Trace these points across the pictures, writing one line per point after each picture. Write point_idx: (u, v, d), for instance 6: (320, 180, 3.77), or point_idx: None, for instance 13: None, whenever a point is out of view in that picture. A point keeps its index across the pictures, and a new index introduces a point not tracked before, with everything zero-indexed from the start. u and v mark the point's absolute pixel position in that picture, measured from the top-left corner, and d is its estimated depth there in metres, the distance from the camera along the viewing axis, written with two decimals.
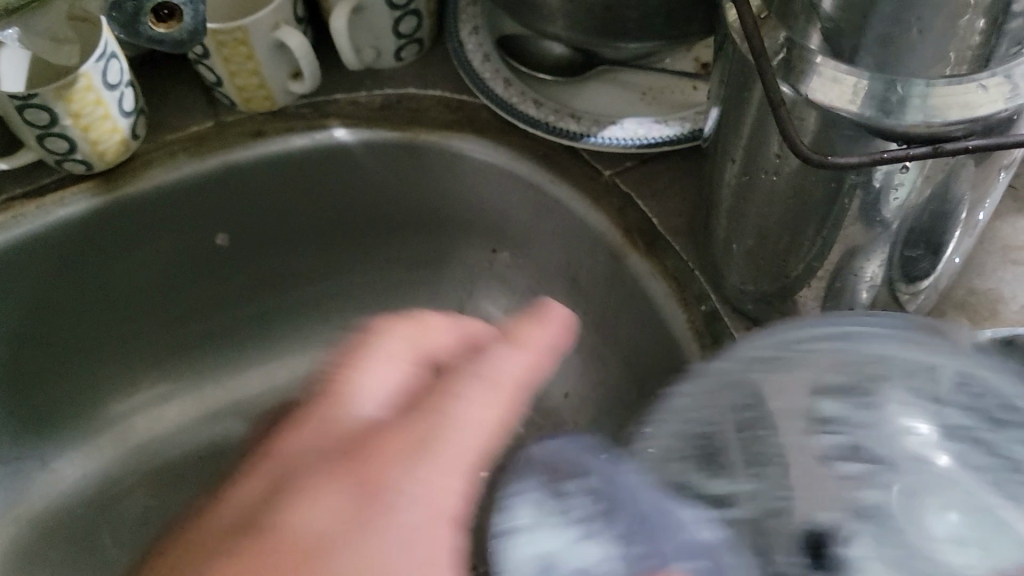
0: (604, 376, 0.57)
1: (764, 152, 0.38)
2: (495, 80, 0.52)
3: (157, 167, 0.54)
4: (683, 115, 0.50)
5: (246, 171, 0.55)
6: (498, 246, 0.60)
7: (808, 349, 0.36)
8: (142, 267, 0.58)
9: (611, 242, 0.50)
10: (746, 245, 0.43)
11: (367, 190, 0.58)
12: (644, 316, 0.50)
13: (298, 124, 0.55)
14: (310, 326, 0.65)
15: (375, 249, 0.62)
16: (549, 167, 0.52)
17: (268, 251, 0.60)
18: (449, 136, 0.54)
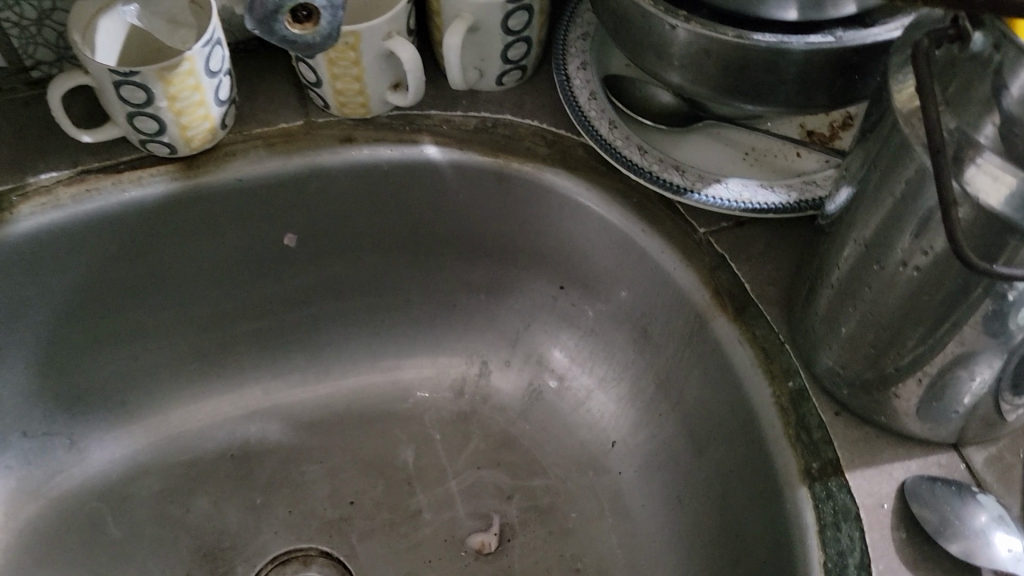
0: (660, 432, 0.56)
1: (896, 243, 0.37)
2: (600, 121, 0.51)
3: (240, 158, 0.52)
4: (789, 183, 0.49)
5: (329, 176, 0.54)
6: (567, 283, 0.59)
7: (946, 523, 0.40)
8: (204, 257, 0.56)
9: (697, 302, 0.49)
10: (850, 331, 0.42)
11: (445, 210, 0.57)
12: (720, 381, 0.49)
13: (389, 135, 0.54)
14: (360, 338, 0.64)
15: (440, 268, 0.61)
16: (641, 217, 0.51)
17: (333, 258, 0.59)
18: (541, 169, 0.53)
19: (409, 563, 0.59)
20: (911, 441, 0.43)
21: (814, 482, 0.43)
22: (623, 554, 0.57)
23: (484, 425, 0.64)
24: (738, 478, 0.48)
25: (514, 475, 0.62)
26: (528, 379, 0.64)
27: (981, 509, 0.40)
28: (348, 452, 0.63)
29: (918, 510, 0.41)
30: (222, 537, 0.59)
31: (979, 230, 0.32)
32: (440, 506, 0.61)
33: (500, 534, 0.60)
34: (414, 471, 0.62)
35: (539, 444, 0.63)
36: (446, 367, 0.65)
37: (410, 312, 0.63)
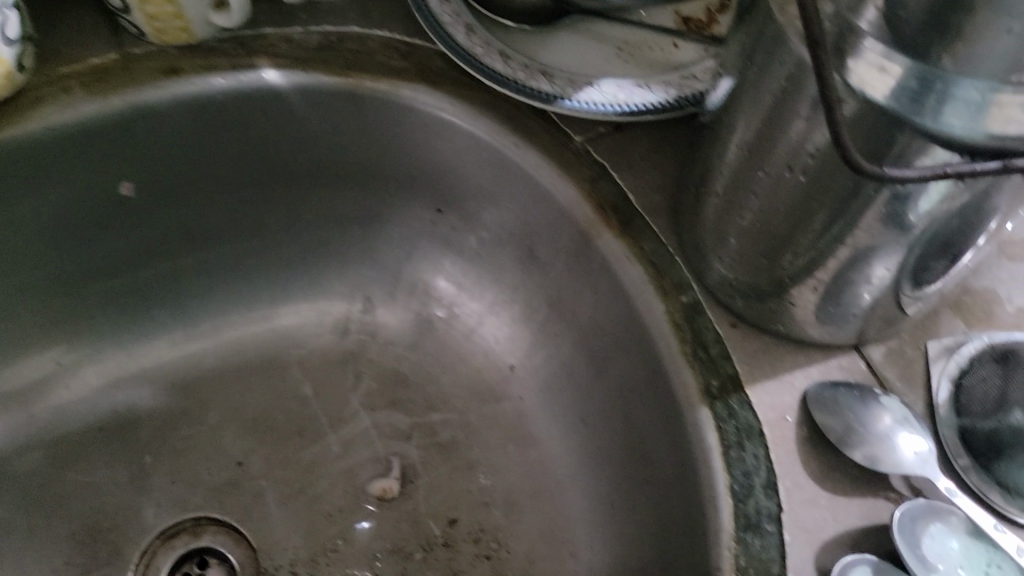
0: (557, 353, 0.53)
1: (780, 143, 0.34)
2: (455, 27, 0.45)
3: (48, 105, 0.45)
4: (667, 79, 0.45)
5: (157, 114, 0.47)
6: (443, 206, 0.54)
7: (846, 432, 0.38)
8: (28, 219, 0.49)
9: (580, 218, 0.45)
10: (739, 238, 0.39)
11: (299, 138, 0.51)
12: (611, 300, 0.46)
13: (220, 61, 0.47)
14: (228, 287, 0.59)
15: (304, 203, 0.55)
16: (511, 129, 0.47)
17: (180, 204, 0.53)
18: (397, 85, 0.47)
19: (310, 519, 0.55)
20: (810, 345, 0.41)
21: (715, 402, 0.40)
22: (533, 482, 0.55)
23: (375, 364, 0.60)
24: (638, 400, 0.45)
25: (412, 412, 0.59)
26: (415, 311, 0.60)
27: (880, 412, 0.39)
28: (230, 409, 0.58)
29: (818, 421, 0.39)
30: (100, 519, 0.54)
31: (869, 125, 0.29)
32: (336, 455, 0.57)
33: (403, 477, 0.57)
34: (304, 421, 0.58)
35: (435, 377, 0.59)
36: (326, 307, 0.60)
37: (279, 253, 0.58)
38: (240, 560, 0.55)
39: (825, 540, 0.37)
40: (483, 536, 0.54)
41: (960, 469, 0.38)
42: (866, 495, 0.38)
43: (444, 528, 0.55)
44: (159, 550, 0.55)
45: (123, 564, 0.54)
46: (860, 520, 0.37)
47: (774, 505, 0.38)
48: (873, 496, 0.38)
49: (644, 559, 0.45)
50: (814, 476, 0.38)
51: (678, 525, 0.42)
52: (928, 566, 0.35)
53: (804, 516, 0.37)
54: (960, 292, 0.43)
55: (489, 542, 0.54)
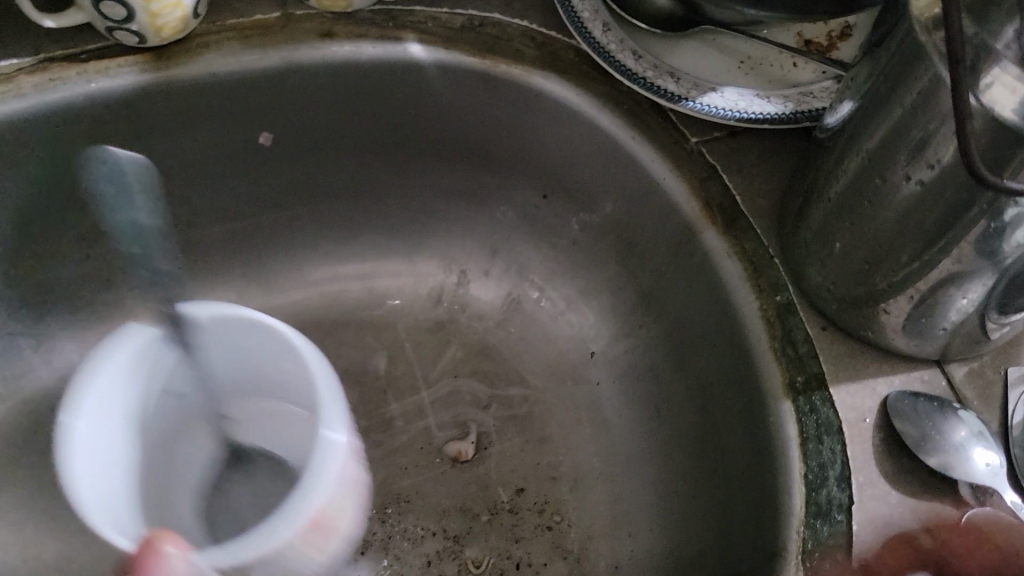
0: (640, 343, 0.56)
1: (899, 155, 0.36)
2: (593, 23, 0.49)
3: (214, 52, 0.49)
4: (786, 94, 0.48)
5: (307, 74, 0.51)
6: (549, 191, 0.57)
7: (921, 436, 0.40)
8: (178, 156, 0.53)
9: (687, 214, 0.48)
10: (842, 244, 0.41)
11: (430, 112, 0.55)
12: (705, 294, 0.48)
13: (371, 31, 0.51)
14: (336, 244, 0.63)
15: (421, 174, 0.59)
16: (631, 123, 0.50)
17: (312, 160, 0.57)
18: (530, 72, 0.51)
19: (387, 470, 0.59)
20: (895, 356, 0.44)
21: (798, 396, 0.43)
22: (601, 464, 0.58)
23: (463, 334, 0.63)
24: (720, 391, 0.48)
25: (492, 384, 0.62)
26: (508, 290, 0.63)
27: (954, 422, 0.41)
28: (325, 358, 0.62)
29: (895, 424, 0.41)
30: None
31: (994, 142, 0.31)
32: (418, 414, 0.61)
33: (477, 443, 0.60)
34: (390, 380, 0.62)
35: (517, 354, 0.62)
36: (424, 275, 0.64)
37: (388, 218, 0.62)
38: None
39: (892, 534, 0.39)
40: (547, 508, 0.57)
41: None
42: (933, 500, 0.40)
43: (510, 495, 0.58)
44: None
45: None
46: (926, 521, 0.39)
47: (845, 496, 0.40)
48: (941, 502, 0.40)
49: (705, 541, 0.48)
50: (887, 476, 0.41)
51: (747, 509, 0.44)
52: None
53: (873, 511, 0.40)
54: None
55: (551, 513, 0.57)
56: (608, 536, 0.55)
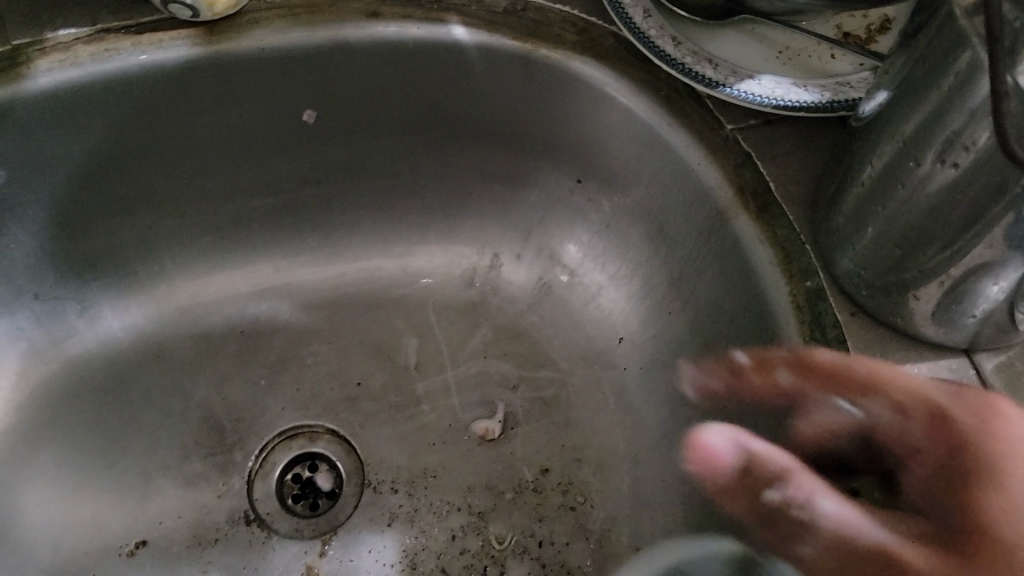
0: (669, 329, 0.57)
1: (935, 140, 0.37)
2: (635, 9, 0.50)
3: (265, 28, 0.51)
4: (823, 83, 0.48)
5: (353, 52, 0.52)
6: (584, 177, 0.58)
7: None
8: (224, 130, 0.55)
9: (720, 199, 0.49)
10: (873, 230, 0.42)
11: (470, 95, 0.56)
12: (736, 279, 0.49)
13: (417, 13, 0.52)
14: (373, 223, 0.64)
15: (460, 156, 0.60)
16: (667, 109, 0.51)
17: (354, 139, 0.58)
18: (571, 57, 0.52)
19: (415, 446, 0.60)
20: (923, 344, 0.44)
21: None
22: (625, 447, 0.59)
23: (493, 316, 0.64)
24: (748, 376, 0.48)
25: (521, 366, 0.63)
26: (539, 273, 0.64)
27: None
28: (358, 334, 0.63)
29: None
30: (230, 410, 0.60)
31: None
32: (447, 392, 0.62)
33: (504, 422, 0.61)
34: (421, 358, 0.63)
35: (546, 337, 0.63)
36: (457, 257, 0.65)
37: (425, 199, 0.63)
38: (347, 470, 0.59)
39: None
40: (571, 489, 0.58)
41: None
42: None
43: (535, 475, 0.59)
44: (277, 447, 0.60)
45: (244, 454, 0.59)
46: None
47: None
48: None
49: None
50: None
51: None
52: None
53: None
54: None
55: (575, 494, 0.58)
56: (631, 519, 0.56)
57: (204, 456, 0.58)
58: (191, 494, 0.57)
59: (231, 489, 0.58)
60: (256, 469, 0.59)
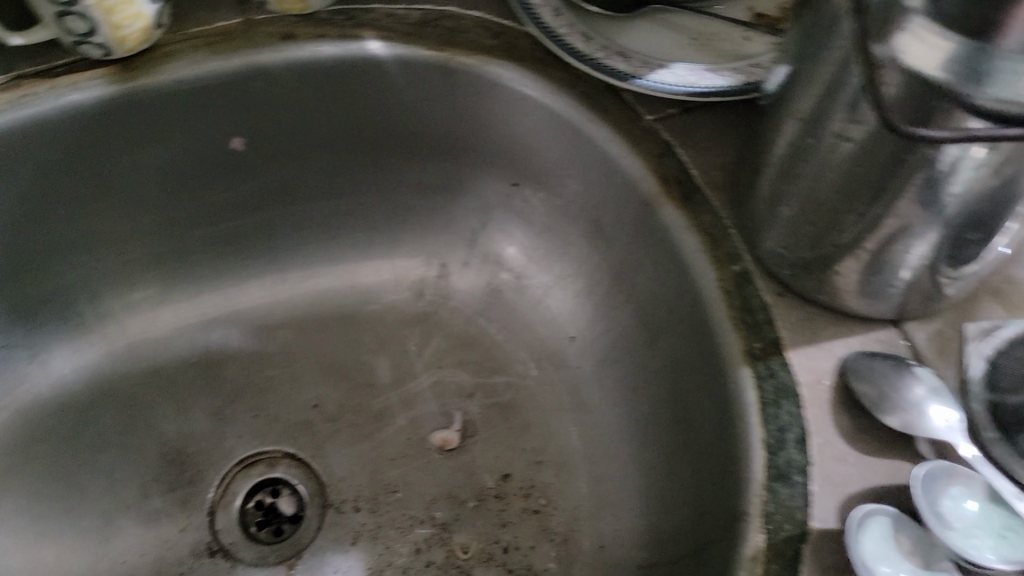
0: (615, 324, 0.57)
1: (831, 114, 0.37)
2: (544, 8, 0.50)
3: (180, 60, 0.51)
4: (735, 67, 0.48)
5: (272, 76, 0.52)
6: (519, 180, 0.58)
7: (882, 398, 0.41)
8: (153, 165, 0.55)
9: (645, 190, 0.49)
10: (789, 209, 0.42)
11: (395, 108, 0.56)
12: (669, 269, 0.49)
13: (331, 31, 0.52)
14: (317, 244, 0.64)
15: (395, 170, 0.60)
16: (587, 106, 0.51)
17: (286, 162, 0.58)
18: (487, 61, 0.52)
19: (375, 462, 0.60)
20: (852, 318, 0.44)
21: (757, 362, 0.43)
22: (584, 446, 0.58)
23: (446, 325, 0.64)
24: (688, 364, 0.48)
25: (476, 373, 0.62)
26: (487, 279, 0.64)
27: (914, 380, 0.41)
28: (312, 355, 0.63)
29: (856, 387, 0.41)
30: (187, 444, 0.60)
31: (910, 104, 0.32)
32: (404, 406, 0.62)
33: (462, 431, 0.60)
34: (376, 374, 0.63)
35: (499, 342, 0.63)
36: (405, 270, 0.65)
37: (366, 215, 0.63)
38: (309, 492, 0.59)
39: (852, 493, 0.39)
40: (534, 492, 0.58)
41: (987, 441, 0.40)
42: (892, 458, 0.40)
43: (497, 481, 0.59)
44: (237, 476, 0.60)
45: (205, 485, 0.59)
46: (885, 479, 0.39)
47: (804, 457, 0.40)
48: (901, 460, 0.40)
49: (680, 514, 0.48)
50: (848, 436, 0.41)
51: (715, 478, 0.45)
52: (946, 523, 0.37)
53: (832, 470, 0.40)
54: (1002, 282, 0.45)
55: (538, 497, 0.58)
56: (595, 518, 0.55)
57: (164, 491, 0.58)
58: (153, 530, 0.57)
59: (193, 522, 0.58)
60: (217, 500, 0.59)
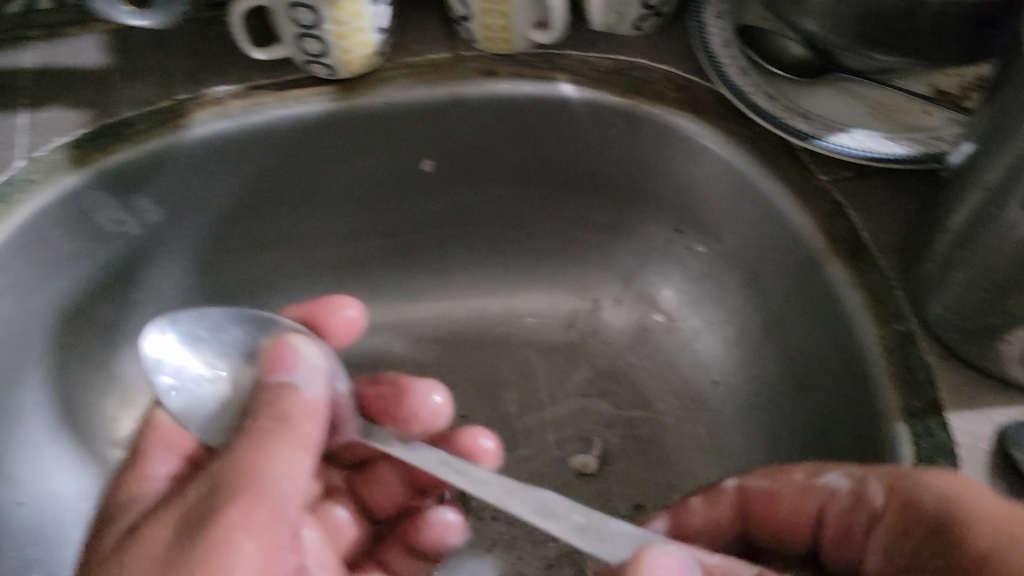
0: (761, 372, 0.59)
1: (1019, 186, 0.39)
2: (732, 69, 0.54)
3: (391, 85, 0.56)
4: (914, 137, 0.51)
5: (471, 107, 0.57)
6: (683, 227, 0.62)
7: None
8: (350, 175, 0.61)
9: (813, 245, 0.51)
10: (962, 275, 0.43)
11: (576, 146, 0.60)
12: (827, 323, 0.51)
13: (529, 72, 0.57)
14: (483, 266, 0.69)
15: (565, 205, 0.64)
16: (764, 163, 0.53)
17: (467, 187, 0.63)
18: (670, 112, 0.55)
19: (516, 477, 0.63)
20: (1015, 389, 0.45)
21: (915, 420, 0.44)
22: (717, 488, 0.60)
23: (592, 356, 0.68)
24: (838, 415, 0.50)
25: (617, 405, 0.65)
26: (637, 318, 0.67)
27: None
28: (466, 370, 0.68)
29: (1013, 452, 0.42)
30: None
31: None
32: (546, 427, 0.65)
33: (600, 457, 0.63)
34: (521, 395, 0.66)
35: (644, 379, 0.66)
36: (561, 300, 0.69)
37: (531, 244, 0.67)
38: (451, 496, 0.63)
39: None
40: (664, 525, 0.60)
41: None
42: None
43: (630, 511, 0.61)
44: None
45: None
46: None
47: None
48: None
49: None
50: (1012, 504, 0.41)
51: None
52: None
53: None
54: None
55: None
56: None
57: None
58: None
59: None
60: None
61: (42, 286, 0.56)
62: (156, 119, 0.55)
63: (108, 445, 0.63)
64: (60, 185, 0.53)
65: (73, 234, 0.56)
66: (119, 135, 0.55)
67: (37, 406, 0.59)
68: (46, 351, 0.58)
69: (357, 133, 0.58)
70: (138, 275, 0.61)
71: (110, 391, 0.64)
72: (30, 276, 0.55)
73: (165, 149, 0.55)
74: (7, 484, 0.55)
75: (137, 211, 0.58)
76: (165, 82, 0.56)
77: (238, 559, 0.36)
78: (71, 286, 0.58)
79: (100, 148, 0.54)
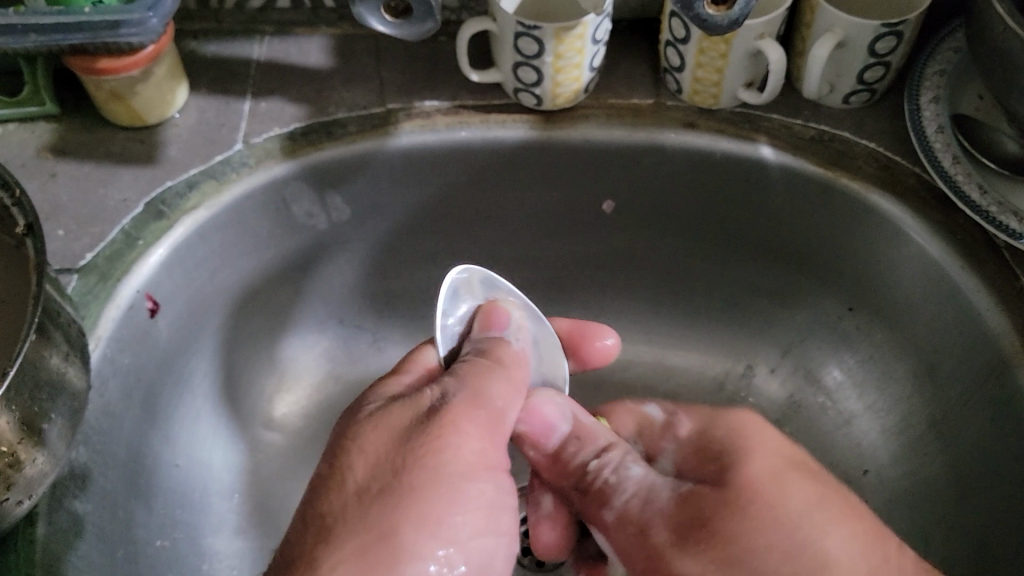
0: (922, 468, 0.57)
1: None
2: (944, 154, 0.53)
3: (591, 123, 0.57)
4: None
5: (665, 154, 0.58)
6: (857, 306, 0.61)
7: None
8: (533, 206, 0.62)
9: (1005, 347, 0.49)
10: None
11: (762, 210, 0.60)
12: (1009, 430, 0.49)
13: (729, 129, 0.57)
14: (641, 314, 0.70)
15: (738, 265, 0.64)
16: (962, 253, 0.52)
17: (642, 233, 0.64)
18: (868, 188, 0.55)
19: None
20: None
21: None
22: None
23: None
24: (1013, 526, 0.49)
25: None
26: (791, 391, 0.67)
27: None
28: None
29: None
30: None
31: None
32: None
33: None
34: None
35: None
36: (714, 361, 0.69)
37: (693, 298, 0.68)
38: None
39: None
40: None
41: None
42: None
43: None
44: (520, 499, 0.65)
45: None
46: None
47: None
48: None
49: None
50: None
51: None
52: None
53: None
54: None
55: None
56: None
57: None
58: None
59: None
60: None
61: (232, 264, 0.59)
62: (365, 123, 0.57)
63: (261, 426, 0.66)
64: (270, 172, 0.56)
65: (270, 221, 0.58)
66: (330, 133, 0.57)
67: (207, 377, 0.61)
68: (223, 327, 0.61)
69: (550, 165, 0.59)
70: (316, 267, 0.64)
71: (269, 374, 0.66)
72: (224, 253, 0.58)
73: (371, 152, 0.57)
74: (171, 447, 0.58)
75: (331, 208, 0.60)
76: (378, 91, 0.58)
77: (455, 440, 0.41)
78: (256, 268, 0.60)
79: (310, 142, 0.57)
